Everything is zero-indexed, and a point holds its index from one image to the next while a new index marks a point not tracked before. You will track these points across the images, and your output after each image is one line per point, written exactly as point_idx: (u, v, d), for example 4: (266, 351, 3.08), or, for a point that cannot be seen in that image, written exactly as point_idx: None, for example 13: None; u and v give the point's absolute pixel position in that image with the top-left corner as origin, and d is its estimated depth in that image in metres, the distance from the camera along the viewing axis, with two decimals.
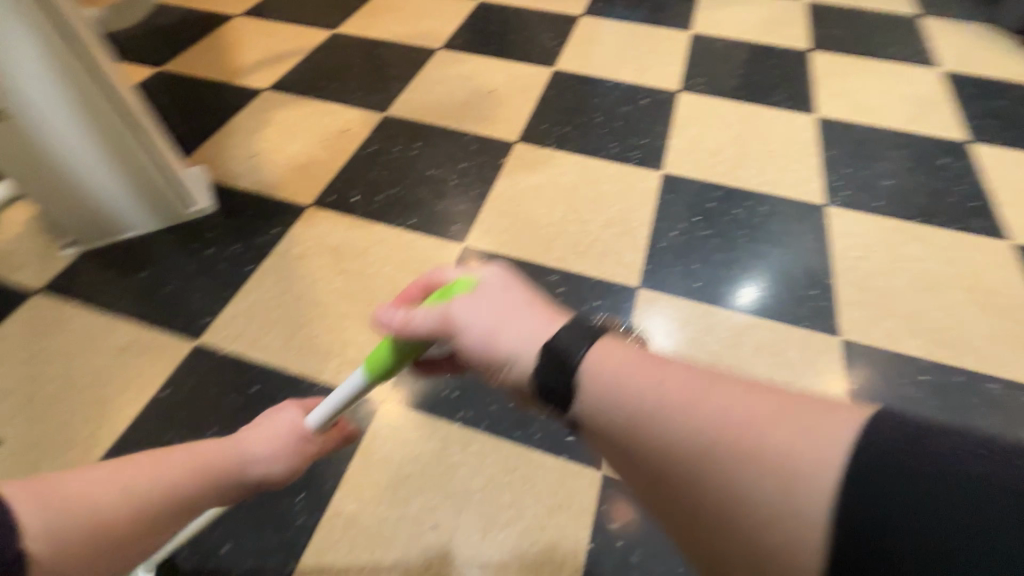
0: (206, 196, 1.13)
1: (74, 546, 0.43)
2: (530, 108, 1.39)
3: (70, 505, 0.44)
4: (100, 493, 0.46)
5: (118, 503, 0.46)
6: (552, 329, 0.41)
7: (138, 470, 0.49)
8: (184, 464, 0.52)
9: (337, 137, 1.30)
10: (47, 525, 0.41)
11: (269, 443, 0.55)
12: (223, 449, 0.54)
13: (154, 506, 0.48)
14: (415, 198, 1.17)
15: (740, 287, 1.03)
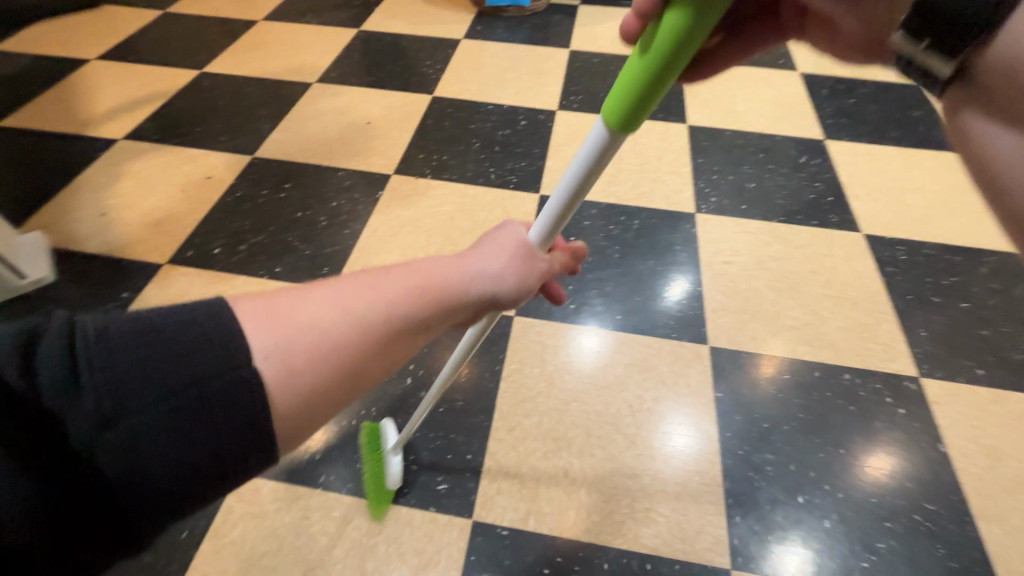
0: (42, 265, 1.03)
1: (317, 389, 0.36)
2: (408, 138, 1.37)
3: (301, 332, 0.36)
4: (319, 329, 0.37)
5: (343, 326, 0.38)
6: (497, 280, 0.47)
7: (364, 298, 0.39)
8: (436, 274, 0.44)
9: (199, 186, 1.23)
10: (286, 343, 0.35)
11: (496, 257, 0.48)
12: (446, 272, 0.44)
13: (386, 324, 0.40)
14: (282, 244, 1.12)
15: (616, 304, 1.03)
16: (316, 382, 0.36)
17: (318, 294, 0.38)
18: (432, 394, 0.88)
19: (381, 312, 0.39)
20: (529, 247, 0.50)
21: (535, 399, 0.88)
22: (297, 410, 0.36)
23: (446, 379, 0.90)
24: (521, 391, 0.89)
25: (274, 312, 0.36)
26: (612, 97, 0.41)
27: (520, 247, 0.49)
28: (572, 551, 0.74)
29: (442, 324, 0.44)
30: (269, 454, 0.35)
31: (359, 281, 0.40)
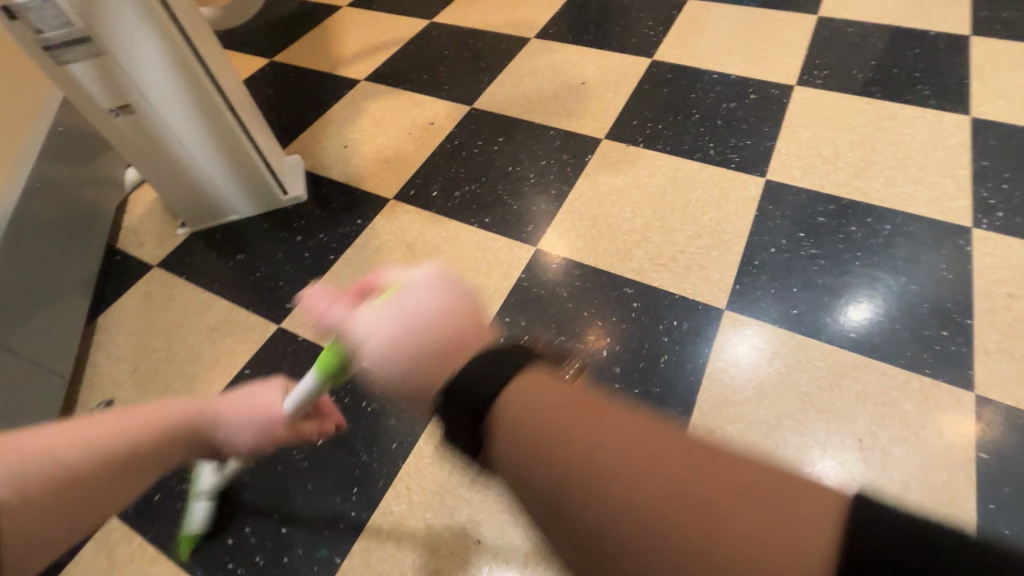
0: (299, 185, 1.20)
1: (50, 520, 0.40)
2: (621, 103, 1.31)
3: (23, 461, 0.39)
4: (49, 455, 0.41)
5: (82, 452, 0.43)
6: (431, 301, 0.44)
7: (86, 440, 0.44)
8: (147, 416, 0.48)
9: (423, 130, 1.31)
10: (21, 472, 0.39)
11: (252, 425, 0.54)
12: (203, 408, 0.52)
13: (55, 471, 0.41)
14: (492, 196, 1.15)
15: (850, 320, 0.89)
16: (38, 518, 0.39)
17: (86, 422, 0.45)
18: (627, 373, 0.87)
19: (124, 445, 0.45)
20: (278, 416, 0.55)
21: (739, 405, 0.82)
22: (34, 536, 0.39)
23: (644, 360, 0.88)
24: (724, 393, 0.84)
25: (26, 443, 0.40)
26: (330, 351, 0.49)
27: (292, 410, 0.56)
28: None
29: (156, 470, 0.48)
30: None
31: (162, 416, 0.49)
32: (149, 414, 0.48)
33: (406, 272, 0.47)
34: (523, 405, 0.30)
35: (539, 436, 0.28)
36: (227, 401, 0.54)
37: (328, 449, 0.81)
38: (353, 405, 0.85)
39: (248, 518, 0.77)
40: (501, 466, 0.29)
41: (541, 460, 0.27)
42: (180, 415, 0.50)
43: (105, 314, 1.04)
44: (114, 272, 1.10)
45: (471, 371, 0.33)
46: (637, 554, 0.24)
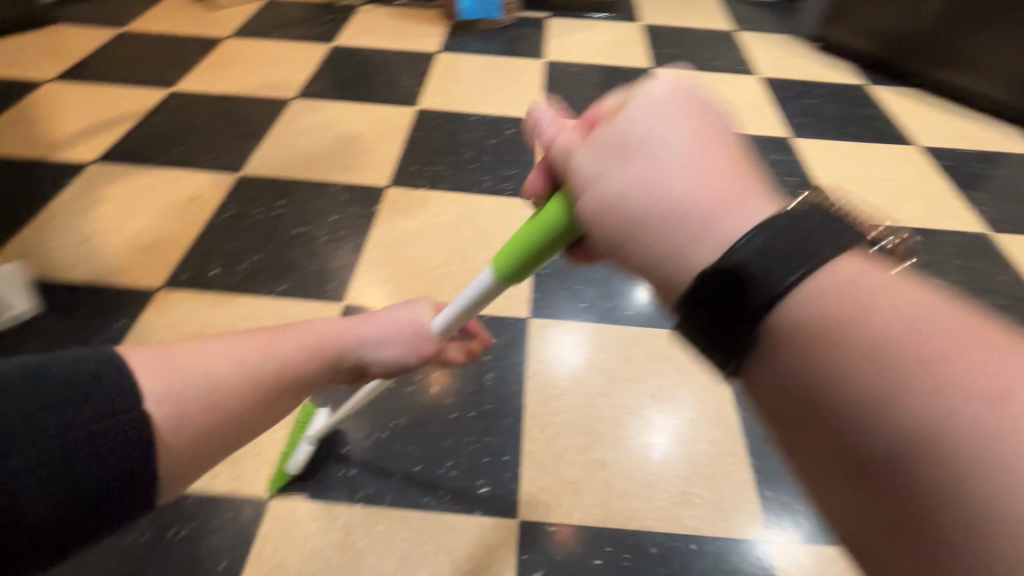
0: (24, 297, 0.97)
1: (197, 450, 0.47)
2: (398, 150, 1.37)
3: (196, 381, 0.48)
4: (236, 362, 0.51)
5: (238, 376, 0.51)
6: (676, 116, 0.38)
7: (256, 354, 0.53)
8: (254, 362, 0.53)
9: (186, 207, 1.18)
10: (181, 389, 0.47)
11: (388, 343, 0.64)
12: (348, 338, 0.61)
13: (265, 384, 0.53)
14: (283, 261, 1.09)
15: (625, 299, 1.06)
16: (192, 440, 0.47)
17: (199, 353, 0.50)
18: (460, 400, 0.88)
19: (268, 381, 0.53)
20: (425, 332, 0.65)
21: (561, 395, 0.90)
22: (181, 448, 0.46)
23: (471, 383, 0.90)
24: (546, 390, 0.90)
25: (169, 366, 0.47)
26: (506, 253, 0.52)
27: (411, 327, 0.65)
28: (618, 540, 0.75)
29: (322, 384, 0.60)
30: (141, 496, 0.44)
31: (299, 337, 0.58)
32: (238, 351, 0.52)
33: (632, 95, 0.41)
34: (804, 319, 0.30)
35: (827, 321, 0.30)
36: (332, 321, 0.61)
37: None
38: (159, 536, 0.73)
39: None
40: (765, 389, 0.32)
41: (827, 378, 0.29)
42: (305, 349, 0.57)
43: None
44: None
45: (764, 280, 0.31)
46: (925, 463, 0.26)
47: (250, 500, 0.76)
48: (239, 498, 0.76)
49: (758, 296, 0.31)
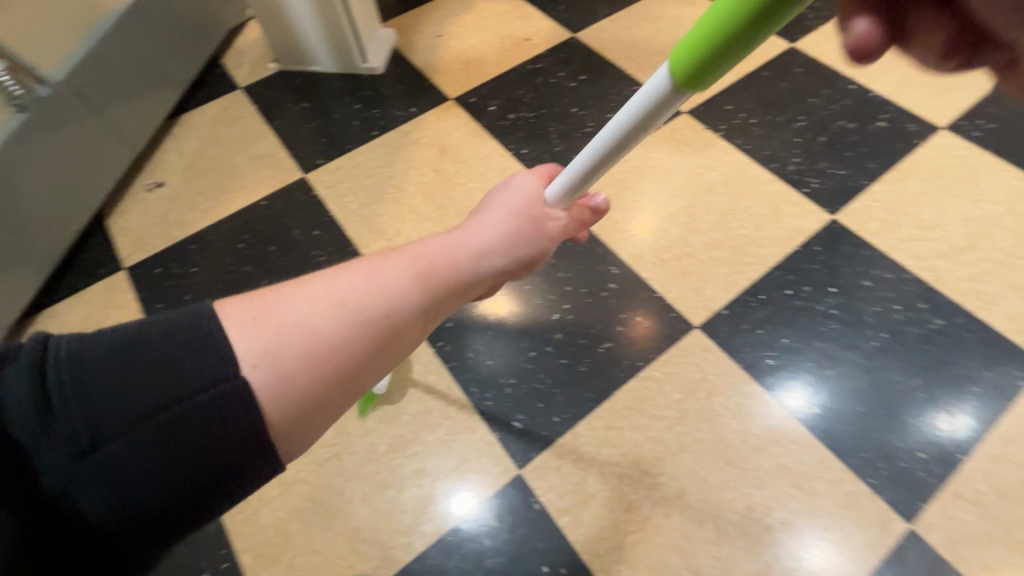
0: (380, 59, 1.24)
1: (312, 392, 0.32)
2: (726, 82, 1.17)
3: (298, 334, 0.33)
4: (335, 297, 0.34)
5: (412, 286, 0.37)
6: (499, 233, 0.46)
7: (374, 282, 0.36)
8: (447, 248, 0.42)
9: (515, 44, 1.27)
10: (278, 349, 0.32)
11: (494, 226, 0.46)
12: (439, 253, 0.41)
13: (364, 305, 0.35)
14: (542, 130, 1.12)
15: (823, 395, 0.78)
16: (310, 382, 0.32)
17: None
18: (565, 343, 0.84)
19: (469, 265, 0.42)
20: (527, 225, 0.48)
21: (652, 419, 0.77)
22: (283, 412, 0.31)
23: (586, 340, 0.84)
24: (644, 403, 0.78)
25: (262, 310, 0.33)
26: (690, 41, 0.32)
27: (478, 242, 0.44)
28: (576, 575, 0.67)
29: (438, 316, 0.40)
30: (259, 476, 0.31)
31: (452, 242, 0.43)
32: (501, 238, 0.46)
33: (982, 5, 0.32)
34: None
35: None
36: (443, 240, 0.42)
37: None
38: (327, 265, 0.95)
39: None
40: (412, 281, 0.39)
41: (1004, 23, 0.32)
42: (517, 236, 0.47)
43: (187, 113, 1.19)
44: (209, 80, 1.25)
45: None
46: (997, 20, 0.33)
47: None
48: None
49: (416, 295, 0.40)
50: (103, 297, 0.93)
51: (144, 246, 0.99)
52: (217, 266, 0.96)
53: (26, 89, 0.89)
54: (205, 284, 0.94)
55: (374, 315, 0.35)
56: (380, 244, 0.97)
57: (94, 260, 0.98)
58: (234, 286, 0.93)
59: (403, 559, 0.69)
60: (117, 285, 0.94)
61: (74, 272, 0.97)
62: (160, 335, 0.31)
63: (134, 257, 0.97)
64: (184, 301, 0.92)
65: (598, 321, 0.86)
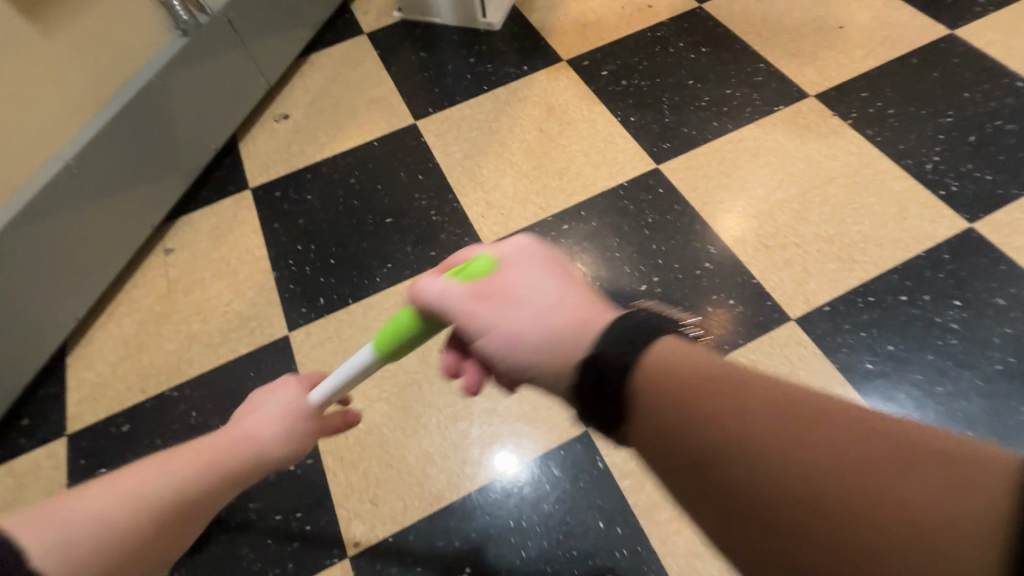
0: (499, 15, 1.25)
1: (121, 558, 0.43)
2: (865, 67, 1.07)
3: (79, 520, 0.42)
4: (124, 496, 0.45)
5: (224, 450, 0.51)
6: (289, 400, 0.55)
7: (151, 475, 0.47)
8: (228, 446, 0.51)
9: (636, 10, 1.23)
10: (65, 538, 0.40)
11: (267, 421, 0.54)
12: (221, 452, 0.51)
13: (148, 523, 0.45)
14: (653, 99, 1.08)
15: (927, 411, 0.72)
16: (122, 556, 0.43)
17: (94, 491, 0.44)
18: None
19: (250, 449, 0.52)
20: (304, 407, 0.54)
21: None
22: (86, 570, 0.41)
23: None
24: None
25: (48, 516, 0.41)
26: None
27: (243, 438, 0.52)
28: (633, 535, 0.68)
29: (235, 489, 0.51)
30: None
31: (231, 438, 0.52)
32: (273, 432, 0.53)
33: None
34: None
35: None
36: (215, 437, 0.53)
37: (390, 229, 0.98)
38: (427, 208, 0.99)
39: (317, 240, 0.98)
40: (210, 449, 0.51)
41: None
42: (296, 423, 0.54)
43: (316, 53, 1.27)
44: (337, 24, 1.32)
45: None
46: None
47: (474, 235, 0.95)
48: (472, 229, 0.96)
49: (609, 361, 0.32)
50: (231, 212, 1.03)
51: (269, 172, 1.08)
52: (329, 196, 1.03)
53: (191, 16, 0.98)
54: (316, 211, 1.01)
55: (199, 483, 0.48)
56: (479, 194, 1.00)
57: (226, 179, 1.08)
58: (341, 216, 1.00)
59: (466, 486, 0.73)
60: (242, 202, 1.04)
61: (208, 186, 1.08)
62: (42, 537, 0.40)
63: (259, 180, 1.07)
64: (298, 224, 1.00)
65: (688, 297, 0.84)
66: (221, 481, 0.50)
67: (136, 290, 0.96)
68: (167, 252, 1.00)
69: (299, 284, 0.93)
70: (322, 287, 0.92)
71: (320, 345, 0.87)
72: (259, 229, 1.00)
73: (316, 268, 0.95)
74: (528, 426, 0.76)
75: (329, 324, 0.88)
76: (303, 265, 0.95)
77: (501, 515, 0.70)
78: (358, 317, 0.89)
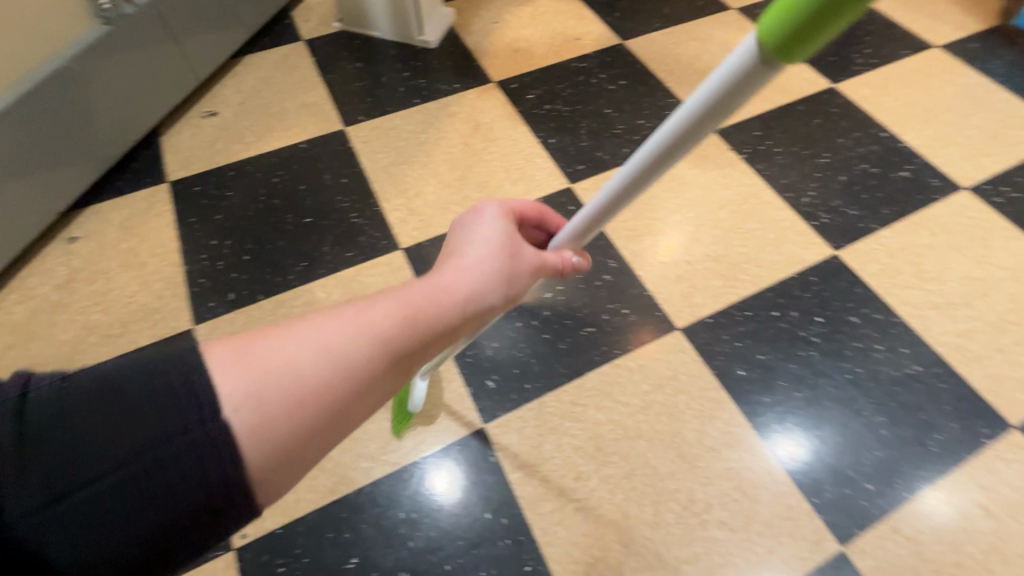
0: (435, 34, 1.31)
1: (299, 437, 0.32)
2: (759, 110, 1.20)
3: (275, 374, 0.32)
4: (333, 340, 0.34)
5: (413, 322, 0.38)
6: (483, 275, 0.44)
7: (363, 321, 0.36)
8: (431, 293, 0.41)
9: (564, 42, 1.32)
10: (263, 390, 0.31)
11: (472, 271, 0.44)
12: (429, 300, 0.40)
13: (345, 399, 0.34)
14: (572, 124, 1.16)
15: (787, 413, 0.81)
16: (305, 427, 0.32)
17: (301, 330, 0.34)
18: (553, 321, 0.89)
19: (455, 306, 0.41)
20: (498, 280, 0.45)
21: (618, 403, 0.81)
22: (272, 474, 0.31)
23: (572, 321, 0.89)
24: (612, 387, 0.82)
25: (251, 356, 0.32)
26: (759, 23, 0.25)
27: (450, 291, 0.42)
28: (517, 526, 0.72)
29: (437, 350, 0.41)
30: (246, 505, 0.31)
31: (435, 287, 0.41)
32: (491, 270, 0.45)
33: None
34: None
35: None
36: (426, 283, 0.41)
37: (309, 230, 0.99)
38: (348, 210, 1.02)
39: (234, 236, 0.98)
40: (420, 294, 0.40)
41: None
42: (500, 276, 0.45)
43: (251, 55, 1.28)
44: (276, 29, 1.34)
45: None
46: None
47: (393, 239, 0.98)
48: (391, 233, 0.99)
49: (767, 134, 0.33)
50: (145, 204, 1.02)
51: (190, 166, 1.07)
52: (251, 194, 1.03)
53: (114, 5, 0.98)
54: (235, 207, 1.01)
55: (406, 337, 0.37)
56: (401, 200, 1.03)
57: (143, 171, 1.07)
58: (261, 214, 1.01)
59: (360, 479, 0.74)
60: (159, 195, 1.03)
61: (124, 177, 1.06)
62: (165, 397, 0.30)
63: (178, 174, 1.06)
64: (215, 220, 1.00)
65: (588, 305, 0.91)
66: (422, 347, 0.38)
67: (33, 278, 0.93)
68: (72, 240, 0.97)
69: (210, 278, 0.93)
70: (234, 283, 0.92)
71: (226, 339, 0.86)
72: (173, 222, 0.99)
73: (229, 263, 0.95)
74: (427, 422, 0.79)
75: (237, 319, 0.88)
76: (216, 260, 0.95)
77: (392, 507, 0.72)
78: (267, 313, 0.89)
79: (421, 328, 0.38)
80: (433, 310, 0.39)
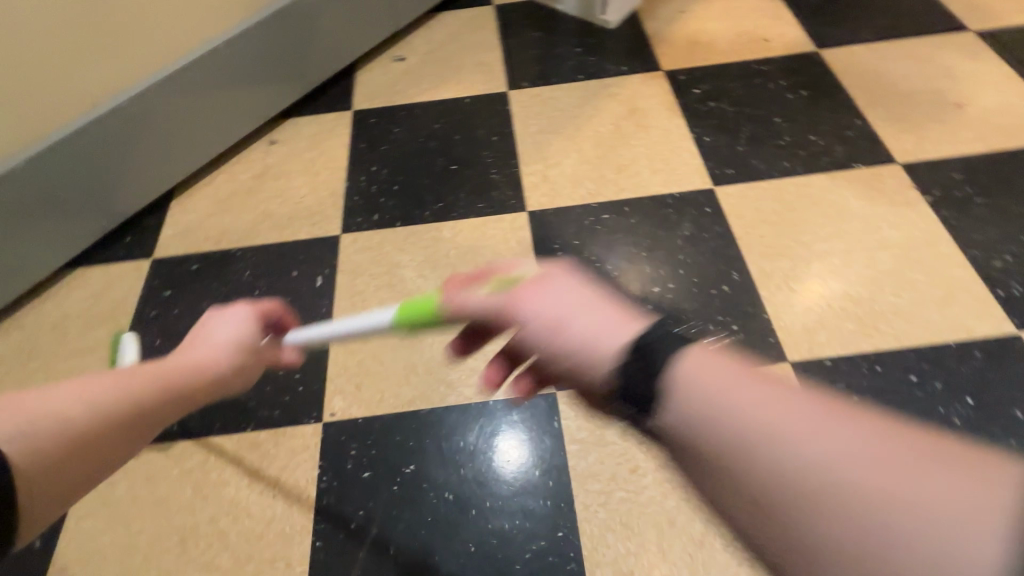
0: (617, 15, 1.31)
1: (62, 457, 0.42)
2: (968, 150, 1.02)
3: (44, 415, 0.42)
4: (88, 396, 0.44)
5: (162, 385, 0.49)
6: (237, 338, 0.57)
7: (119, 384, 0.46)
8: (180, 367, 0.52)
9: (751, 41, 1.24)
10: (28, 429, 0.40)
11: (232, 344, 0.56)
12: (183, 370, 0.51)
13: (100, 432, 0.44)
14: (734, 126, 1.10)
15: None
16: (68, 445, 0.42)
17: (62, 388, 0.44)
18: (654, 315, 0.87)
19: (202, 372, 0.53)
20: (253, 345, 0.58)
21: None
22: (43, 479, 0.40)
23: (673, 320, 0.86)
24: None
25: (21, 405, 0.42)
26: None
27: (208, 361, 0.54)
28: (561, 491, 0.73)
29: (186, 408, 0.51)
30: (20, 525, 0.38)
31: (183, 362, 0.53)
32: (247, 327, 0.58)
33: None
34: None
35: None
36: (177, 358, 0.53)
37: (453, 175, 1.08)
38: (490, 165, 1.09)
39: (390, 167, 1.10)
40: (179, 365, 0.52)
41: None
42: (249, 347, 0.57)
43: (445, 12, 1.40)
44: None
45: None
46: None
47: (522, 200, 1.03)
48: (521, 194, 1.03)
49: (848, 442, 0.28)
50: (331, 125, 1.19)
51: (373, 100, 1.22)
52: (414, 134, 1.15)
53: None
54: (398, 143, 1.14)
55: (156, 390, 0.48)
56: (539, 166, 1.07)
57: (336, 98, 1.24)
58: (417, 153, 1.12)
59: (435, 401, 0.81)
60: (343, 120, 1.19)
61: (321, 99, 1.24)
62: None
63: (362, 105, 1.22)
64: (379, 150, 1.13)
65: (695, 310, 0.87)
66: (176, 393, 0.50)
67: (238, 166, 1.14)
68: (272, 143, 1.17)
69: (363, 197, 1.06)
70: (380, 206, 1.05)
71: (361, 251, 0.99)
72: (347, 145, 1.15)
73: (381, 189, 1.07)
74: None
75: (374, 237, 1.00)
76: (371, 183, 1.08)
77: (455, 434, 0.78)
78: (399, 237, 1.00)
79: (168, 391, 0.49)
80: (183, 382, 0.51)
